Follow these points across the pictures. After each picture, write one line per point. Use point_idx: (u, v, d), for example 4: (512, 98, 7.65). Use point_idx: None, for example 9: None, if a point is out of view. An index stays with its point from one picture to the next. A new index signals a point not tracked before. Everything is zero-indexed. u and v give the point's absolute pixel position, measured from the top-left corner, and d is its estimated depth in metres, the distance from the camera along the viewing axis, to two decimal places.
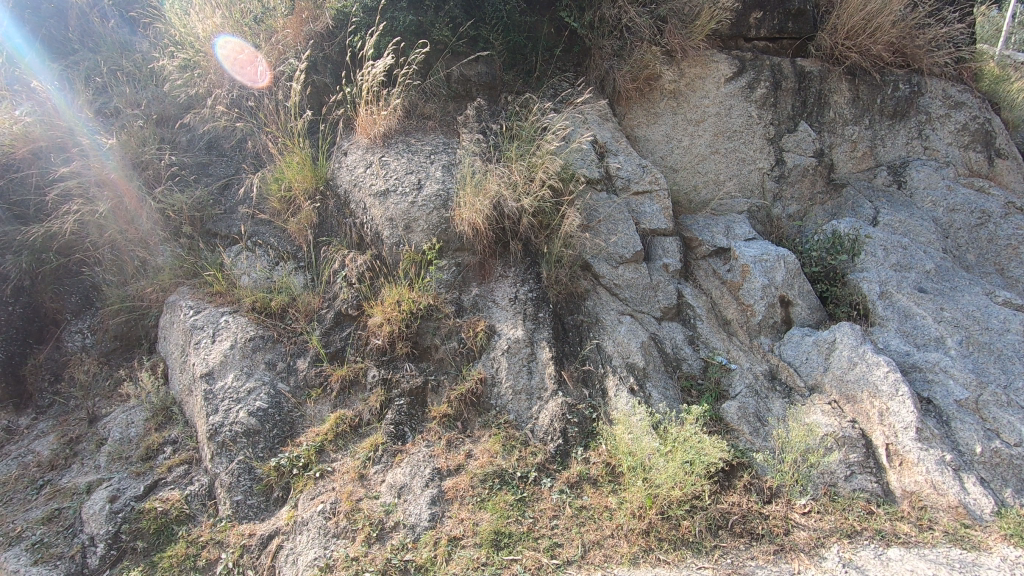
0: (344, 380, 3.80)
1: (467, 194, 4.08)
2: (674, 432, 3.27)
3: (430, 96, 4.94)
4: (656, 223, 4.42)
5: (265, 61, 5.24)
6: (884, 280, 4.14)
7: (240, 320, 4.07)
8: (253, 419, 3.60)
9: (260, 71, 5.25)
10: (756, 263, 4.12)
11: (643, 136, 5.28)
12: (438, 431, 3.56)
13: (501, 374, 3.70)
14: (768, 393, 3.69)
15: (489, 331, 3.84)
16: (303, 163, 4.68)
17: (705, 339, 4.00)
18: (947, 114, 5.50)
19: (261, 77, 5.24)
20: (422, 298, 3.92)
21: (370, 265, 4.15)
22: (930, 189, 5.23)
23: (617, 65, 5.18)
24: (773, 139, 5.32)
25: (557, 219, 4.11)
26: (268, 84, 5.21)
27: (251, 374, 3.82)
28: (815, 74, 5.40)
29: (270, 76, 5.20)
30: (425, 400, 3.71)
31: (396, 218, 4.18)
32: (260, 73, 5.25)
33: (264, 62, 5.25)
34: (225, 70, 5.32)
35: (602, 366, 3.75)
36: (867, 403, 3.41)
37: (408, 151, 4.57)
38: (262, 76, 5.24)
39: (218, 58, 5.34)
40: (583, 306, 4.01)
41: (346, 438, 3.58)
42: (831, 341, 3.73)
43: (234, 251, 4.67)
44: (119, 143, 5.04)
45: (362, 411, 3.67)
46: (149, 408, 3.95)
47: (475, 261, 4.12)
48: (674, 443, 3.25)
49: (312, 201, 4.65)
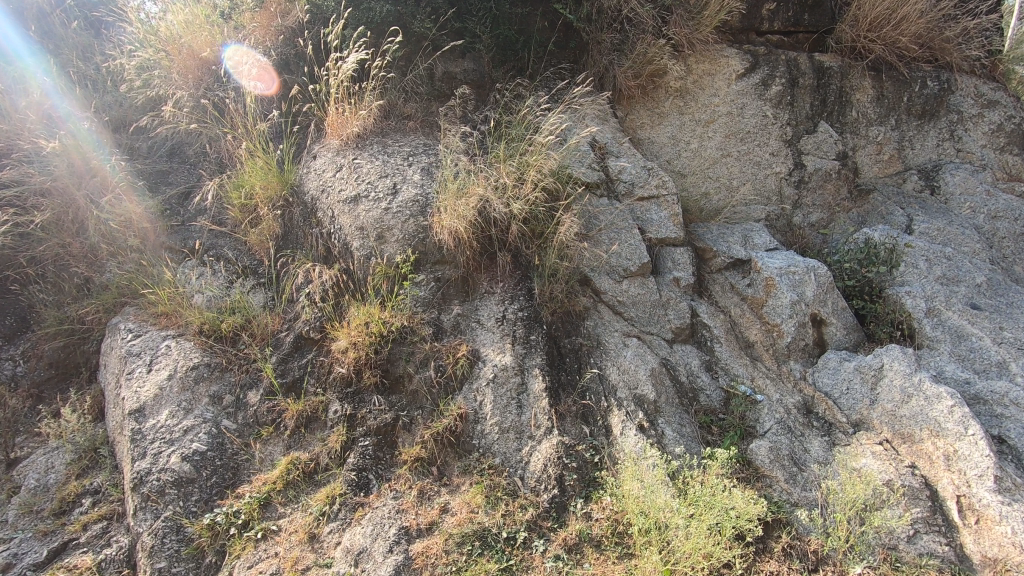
0: (300, 417, 3.22)
1: (447, 198, 3.54)
2: (697, 487, 2.70)
3: (410, 95, 4.47)
4: (665, 232, 3.87)
5: (260, 65, 4.70)
6: (930, 295, 3.58)
7: (183, 345, 3.50)
8: (186, 466, 3.00)
9: (251, 73, 4.69)
10: (782, 276, 3.55)
11: (647, 137, 4.77)
12: (409, 479, 2.97)
13: (486, 409, 3.11)
14: (804, 430, 3.09)
15: (471, 356, 3.27)
16: (266, 168, 4.18)
17: (725, 364, 3.42)
18: (980, 113, 4.99)
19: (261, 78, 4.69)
20: (394, 318, 3.37)
21: (336, 280, 3.60)
22: (966, 195, 4.70)
23: (617, 60, 4.70)
24: (791, 141, 4.82)
25: (551, 226, 3.59)
26: (256, 89, 4.65)
27: (190, 410, 3.23)
28: (835, 69, 4.91)
29: (265, 85, 4.67)
30: (395, 441, 3.11)
31: (367, 228, 3.64)
32: (254, 76, 4.69)
33: (258, 67, 4.70)
34: (207, 70, 4.85)
35: (605, 400, 3.16)
36: (928, 444, 2.82)
37: (384, 152, 4.06)
38: (252, 78, 4.68)
39: (192, 45, 4.85)
40: (582, 327, 3.44)
41: (297, 487, 3.00)
42: (877, 367, 3.14)
43: (188, 266, 4.11)
44: (64, 146, 4.48)
45: (319, 453, 3.09)
46: (72, 451, 3.34)
47: (456, 276, 3.57)
48: (697, 500, 2.68)
49: (276, 210, 4.14)
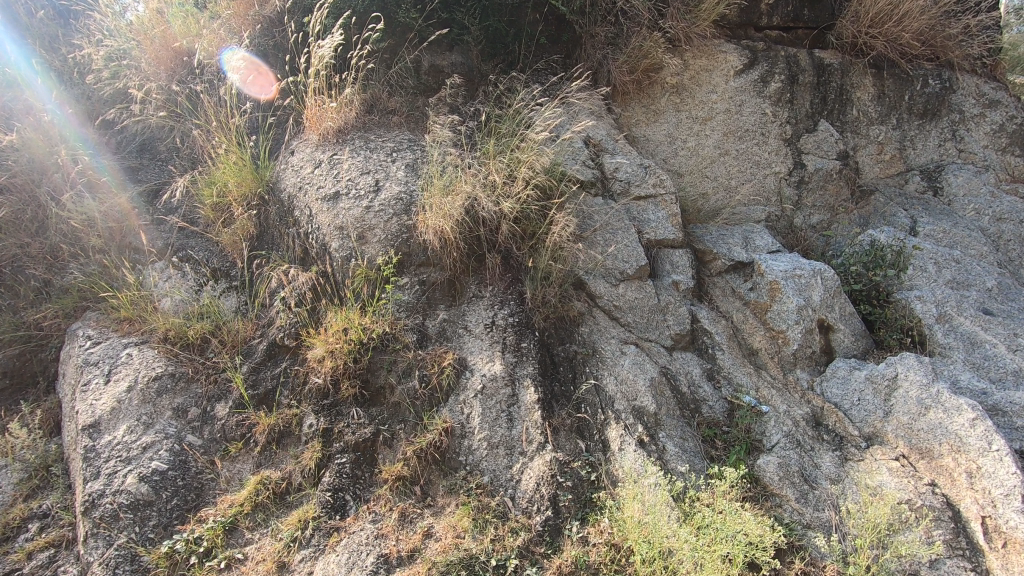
0: (272, 432, 2.97)
1: (433, 196, 3.32)
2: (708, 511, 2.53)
3: (395, 88, 4.24)
4: (664, 233, 3.66)
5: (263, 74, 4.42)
6: (941, 300, 3.41)
7: (146, 354, 3.24)
8: (144, 487, 2.74)
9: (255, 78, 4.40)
10: (787, 280, 3.36)
11: (643, 135, 4.58)
12: (390, 500, 2.73)
13: (473, 423, 2.88)
14: (814, 444, 2.89)
15: (458, 366, 3.04)
16: (240, 162, 3.91)
17: (728, 373, 3.22)
18: (981, 113, 4.86)
19: (259, 81, 4.41)
20: (375, 325, 3.13)
21: (313, 283, 3.36)
22: (970, 197, 4.56)
23: (611, 54, 4.50)
24: (790, 140, 4.65)
25: (544, 226, 3.38)
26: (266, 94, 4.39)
27: (151, 425, 2.96)
28: (835, 67, 4.76)
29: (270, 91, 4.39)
30: (374, 458, 2.87)
31: (347, 227, 3.40)
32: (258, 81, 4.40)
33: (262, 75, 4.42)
34: (183, 62, 4.61)
35: (602, 412, 2.95)
36: (949, 460, 2.66)
37: (365, 148, 3.82)
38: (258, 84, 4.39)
39: (167, 38, 4.62)
40: (576, 333, 3.23)
41: (267, 510, 2.75)
42: (891, 377, 2.96)
43: (155, 268, 3.83)
44: (22, 141, 4.18)
45: (291, 472, 2.84)
46: (22, 469, 3.05)
47: (442, 279, 3.34)
48: (708, 524, 2.51)
49: (251, 209, 3.88)
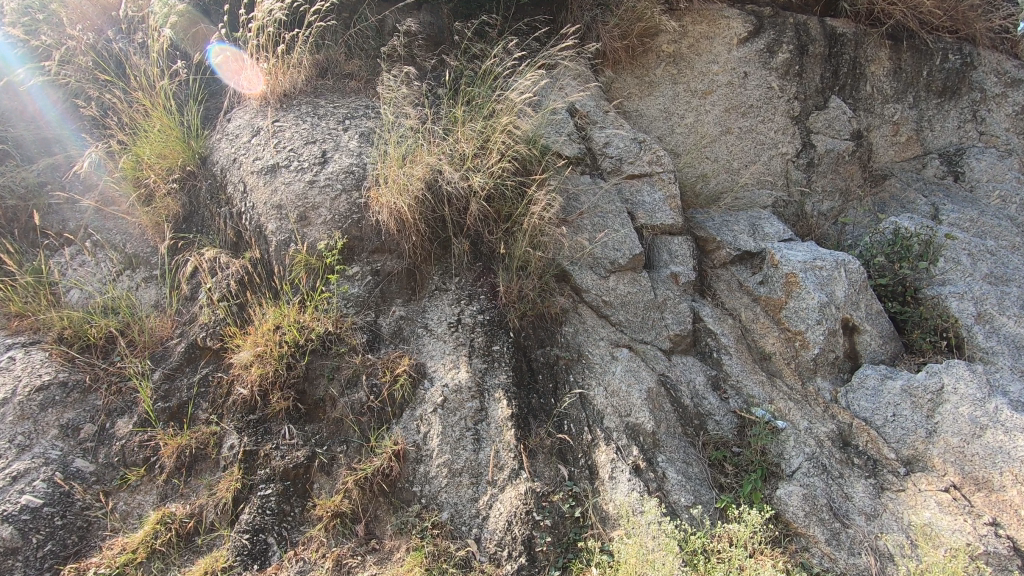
0: (183, 456, 2.41)
1: (388, 169, 2.77)
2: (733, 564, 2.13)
3: (354, 51, 3.62)
4: (662, 217, 3.14)
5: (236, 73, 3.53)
6: (980, 297, 2.95)
7: (32, 358, 2.62)
8: (6, 531, 2.17)
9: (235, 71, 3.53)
10: (807, 272, 2.85)
11: (635, 110, 4.05)
12: (323, 544, 2.23)
13: (432, 444, 2.36)
14: (843, 470, 2.46)
15: (414, 374, 2.50)
16: (165, 131, 3.29)
17: (736, 382, 2.73)
18: (1004, 92, 4.35)
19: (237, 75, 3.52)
20: (314, 325, 2.57)
21: (243, 274, 2.78)
22: (994, 183, 4.12)
23: (601, 16, 3.95)
24: (799, 118, 4.16)
25: (521, 206, 2.83)
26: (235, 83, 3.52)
27: (30, 448, 2.39)
28: (848, 37, 4.26)
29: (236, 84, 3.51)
30: (308, 488, 2.34)
31: (286, 206, 2.83)
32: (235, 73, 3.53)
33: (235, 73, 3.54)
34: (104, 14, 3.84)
35: (588, 431, 2.44)
36: (1013, 494, 2.27)
37: (313, 114, 3.24)
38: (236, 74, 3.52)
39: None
40: (558, 334, 2.70)
41: (168, 556, 2.23)
42: (935, 390, 2.54)
43: (60, 255, 3.18)
44: None
45: (203, 507, 2.30)
46: None
47: (400, 268, 2.78)
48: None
49: (173, 184, 3.24)
